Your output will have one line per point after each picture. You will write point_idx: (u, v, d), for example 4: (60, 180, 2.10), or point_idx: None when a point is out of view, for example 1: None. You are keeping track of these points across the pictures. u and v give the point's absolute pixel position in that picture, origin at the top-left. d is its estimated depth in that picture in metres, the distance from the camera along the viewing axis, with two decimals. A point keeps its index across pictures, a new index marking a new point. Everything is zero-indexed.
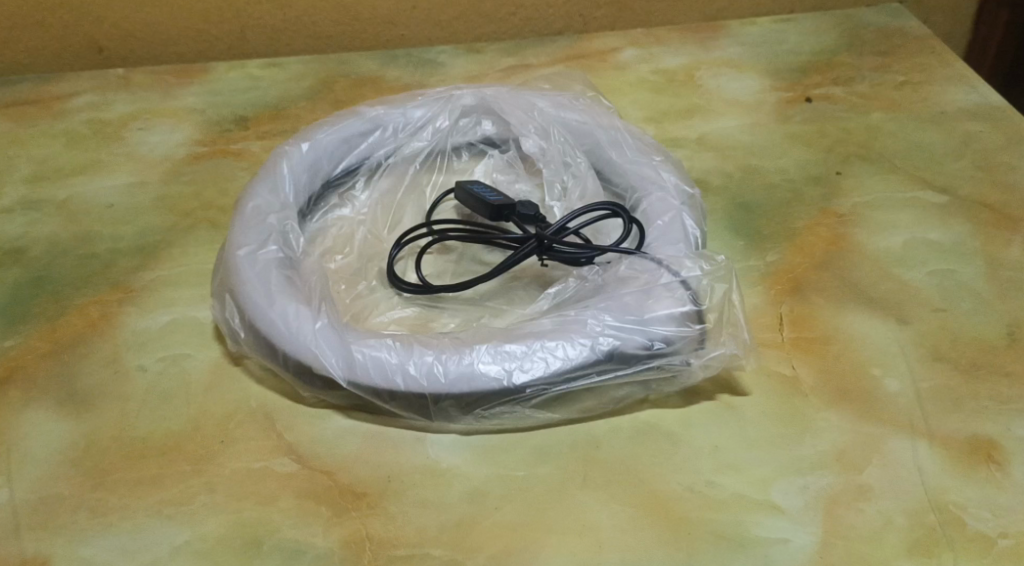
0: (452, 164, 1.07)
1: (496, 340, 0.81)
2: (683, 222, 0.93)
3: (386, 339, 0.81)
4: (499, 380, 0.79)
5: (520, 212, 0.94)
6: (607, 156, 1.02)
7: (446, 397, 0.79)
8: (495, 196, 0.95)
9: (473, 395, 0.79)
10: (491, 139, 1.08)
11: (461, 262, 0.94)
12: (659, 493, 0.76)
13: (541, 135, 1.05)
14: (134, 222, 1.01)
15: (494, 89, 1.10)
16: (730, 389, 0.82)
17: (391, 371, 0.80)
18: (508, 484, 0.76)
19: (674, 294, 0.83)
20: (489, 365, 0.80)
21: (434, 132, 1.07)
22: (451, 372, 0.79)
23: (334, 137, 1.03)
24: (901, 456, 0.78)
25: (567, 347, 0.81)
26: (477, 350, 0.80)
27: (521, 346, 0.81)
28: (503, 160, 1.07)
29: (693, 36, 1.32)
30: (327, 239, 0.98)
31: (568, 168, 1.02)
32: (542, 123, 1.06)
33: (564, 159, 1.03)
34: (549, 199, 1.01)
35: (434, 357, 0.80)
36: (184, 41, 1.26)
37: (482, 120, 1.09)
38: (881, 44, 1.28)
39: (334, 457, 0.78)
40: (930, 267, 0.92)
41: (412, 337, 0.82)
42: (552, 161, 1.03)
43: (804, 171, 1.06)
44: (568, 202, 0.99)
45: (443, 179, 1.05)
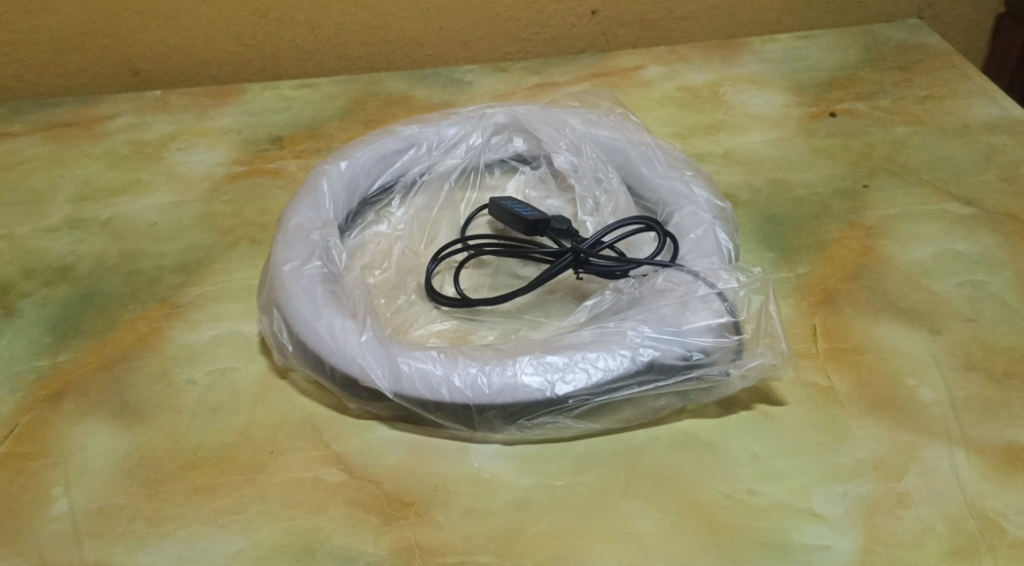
0: (485, 180, 1.09)
1: (537, 352, 0.83)
2: (715, 235, 0.95)
3: (431, 351, 0.84)
4: (542, 391, 0.81)
5: (554, 227, 0.96)
6: (638, 172, 1.04)
7: (489, 408, 0.81)
8: (530, 211, 0.97)
9: (517, 405, 0.81)
10: (523, 156, 1.10)
11: (498, 276, 0.96)
12: (701, 501, 0.77)
13: (573, 151, 1.07)
14: (178, 240, 1.03)
15: (526, 107, 1.12)
16: (768, 399, 0.84)
17: (436, 383, 0.82)
18: (551, 492, 0.78)
19: (711, 306, 0.85)
20: (532, 376, 0.82)
21: (467, 150, 1.09)
22: (495, 383, 0.81)
23: (371, 156, 1.06)
24: (938, 464, 0.79)
25: (608, 358, 0.82)
26: (520, 362, 0.82)
27: (562, 357, 0.82)
28: (534, 176, 1.08)
29: (716, 53, 1.34)
30: (365, 255, 1.00)
31: (600, 183, 1.04)
32: (573, 140, 1.08)
33: (596, 175, 1.04)
34: (581, 214, 1.02)
35: (478, 369, 0.82)
36: (218, 64, 1.29)
37: (513, 137, 1.10)
38: (902, 59, 1.30)
39: (381, 467, 0.80)
40: (960, 278, 0.94)
41: (455, 349, 0.84)
42: (584, 177, 1.04)
43: (831, 185, 1.08)
44: (601, 217, 1.01)
45: (476, 195, 1.07)
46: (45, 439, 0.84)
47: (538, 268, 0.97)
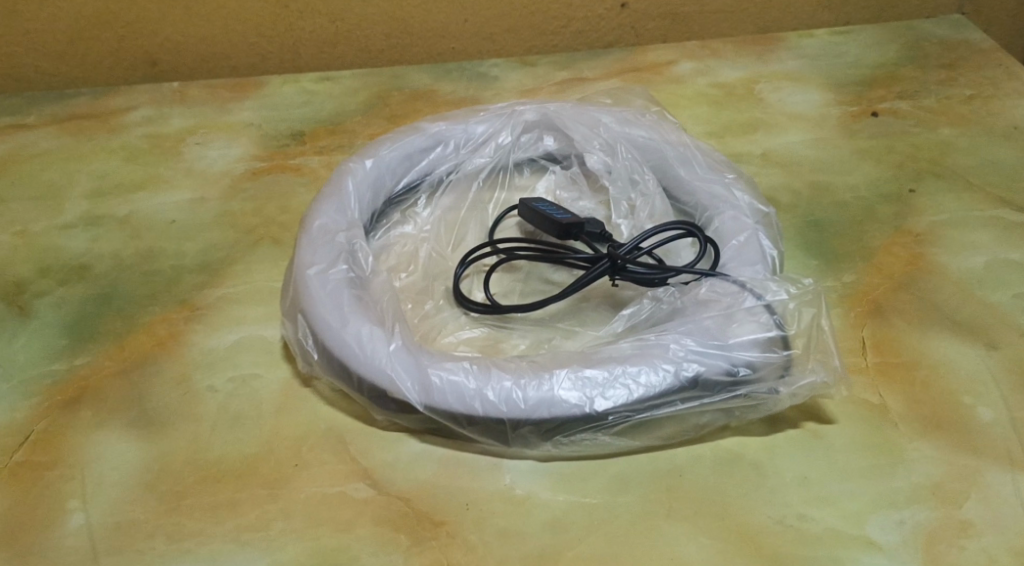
0: (514, 180, 1.05)
1: (575, 365, 0.80)
2: (759, 242, 0.91)
3: (463, 362, 0.80)
4: (581, 407, 0.78)
5: (588, 230, 0.92)
6: (675, 173, 1.00)
7: (525, 424, 0.78)
8: (563, 215, 0.93)
9: (554, 421, 0.78)
10: (553, 155, 1.06)
11: (529, 281, 0.92)
12: (750, 526, 0.74)
13: (607, 151, 1.03)
14: (197, 239, 0.99)
15: (557, 104, 1.07)
16: (816, 416, 0.81)
17: (469, 397, 0.78)
18: (589, 514, 0.75)
19: (758, 318, 0.82)
20: (570, 391, 0.78)
21: (496, 149, 1.05)
22: (531, 398, 0.78)
23: (397, 154, 1.02)
24: (1000, 491, 0.77)
25: (649, 373, 0.79)
26: (557, 376, 0.79)
27: (602, 372, 0.79)
28: (565, 176, 1.04)
29: (751, 48, 1.30)
30: (391, 257, 0.96)
31: (636, 186, 1.00)
32: (607, 139, 1.04)
33: (632, 176, 1.00)
34: (615, 216, 0.98)
35: (513, 383, 0.78)
36: (237, 55, 1.25)
37: (544, 136, 1.06)
38: (945, 56, 1.26)
39: (411, 483, 0.77)
40: (1015, 290, 0.92)
41: (489, 361, 0.80)
42: (619, 178, 1.00)
43: (876, 189, 1.05)
44: (636, 221, 0.97)
45: (505, 196, 1.03)
46: (60, 449, 0.80)
47: (570, 272, 0.93)
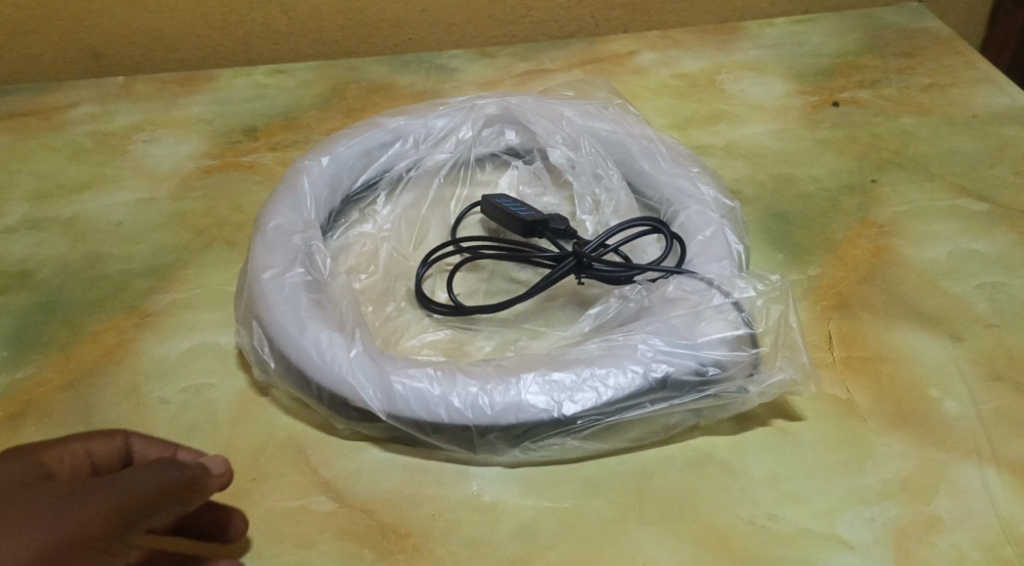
0: (476, 175, 1.02)
1: (542, 368, 0.77)
2: (725, 236, 0.89)
3: (426, 368, 0.77)
4: (549, 411, 0.76)
5: (553, 226, 0.89)
6: (639, 167, 0.98)
7: (492, 430, 0.75)
8: (526, 212, 0.90)
9: (521, 426, 0.75)
10: (515, 150, 1.03)
11: (493, 281, 0.90)
12: (721, 528, 0.73)
13: (570, 146, 1.00)
14: (146, 241, 0.96)
15: (519, 97, 1.05)
16: (786, 414, 0.80)
17: (433, 403, 0.75)
18: (558, 520, 0.73)
19: (727, 316, 0.80)
20: (537, 395, 0.76)
21: (457, 143, 1.02)
22: (497, 403, 0.75)
23: (354, 150, 0.98)
24: (969, 485, 0.76)
25: (618, 375, 0.77)
26: (524, 380, 0.76)
27: (570, 375, 0.77)
28: (528, 171, 1.02)
29: (711, 38, 1.28)
30: (350, 258, 0.93)
31: (600, 180, 0.98)
32: (570, 133, 1.01)
33: (596, 171, 0.98)
34: (579, 212, 0.96)
35: (479, 388, 0.76)
36: (186, 47, 1.21)
37: (505, 130, 1.03)
38: (904, 44, 1.25)
39: (373, 494, 0.74)
40: (979, 280, 0.91)
41: (453, 365, 0.78)
42: (582, 173, 0.98)
43: (839, 180, 1.03)
44: (601, 217, 0.96)
45: (467, 192, 1.01)
46: None
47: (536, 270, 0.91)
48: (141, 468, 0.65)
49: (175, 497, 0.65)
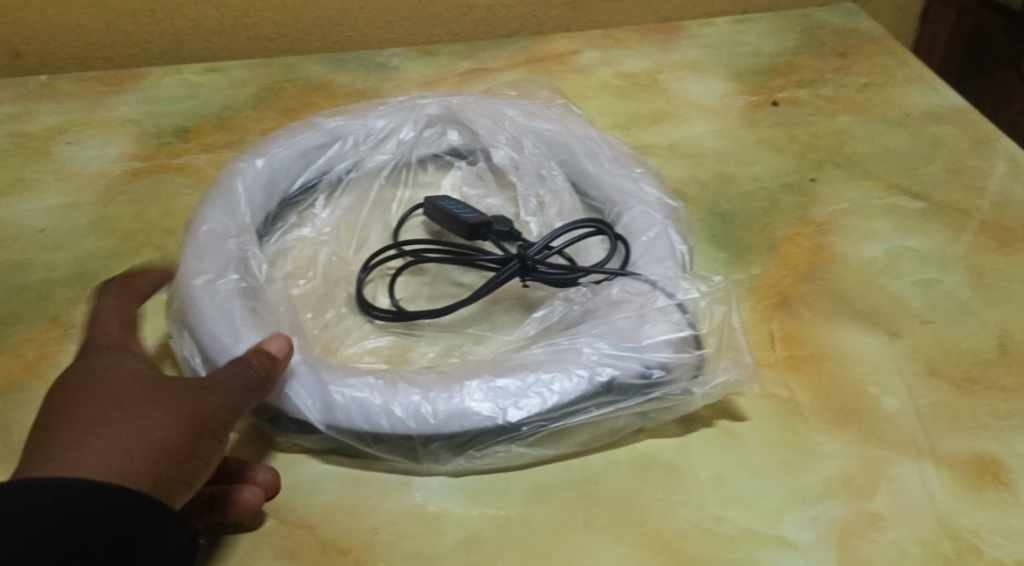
0: (418, 177, 1.01)
1: (486, 375, 0.77)
2: (668, 238, 0.89)
3: (368, 377, 0.76)
4: (493, 419, 0.75)
5: (497, 229, 0.89)
6: (583, 167, 0.98)
7: (435, 439, 0.75)
8: (470, 214, 0.90)
9: (464, 435, 0.75)
10: (457, 151, 1.03)
11: (437, 285, 0.89)
12: (667, 531, 0.73)
13: (513, 146, 1.00)
14: (71, 248, 0.94)
15: (460, 96, 1.04)
16: (729, 415, 0.80)
17: (375, 413, 0.75)
18: (504, 528, 0.73)
19: (671, 319, 0.80)
20: (481, 402, 0.75)
21: (398, 144, 1.01)
22: (441, 411, 0.75)
23: (291, 152, 0.96)
24: (908, 481, 0.77)
25: (563, 380, 0.76)
26: (468, 387, 0.76)
27: (514, 381, 0.76)
28: (471, 172, 1.02)
29: (651, 37, 1.28)
30: (287, 263, 0.91)
31: (544, 181, 0.97)
32: (513, 133, 1.01)
33: (540, 171, 0.98)
34: (524, 214, 0.96)
35: (422, 396, 0.75)
36: (113, 44, 1.19)
37: (447, 130, 1.03)
38: (840, 44, 1.27)
39: (312, 508, 0.74)
40: (915, 277, 0.92)
41: (395, 375, 0.77)
42: (526, 173, 0.98)
43: (778, 179, 1.04)
44: (545, 218, 0.95)
45: (409, 194, 1.00)
46: None
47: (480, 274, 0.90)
48: (228, 367, 0.72)
49: (258, 389, 0.73)
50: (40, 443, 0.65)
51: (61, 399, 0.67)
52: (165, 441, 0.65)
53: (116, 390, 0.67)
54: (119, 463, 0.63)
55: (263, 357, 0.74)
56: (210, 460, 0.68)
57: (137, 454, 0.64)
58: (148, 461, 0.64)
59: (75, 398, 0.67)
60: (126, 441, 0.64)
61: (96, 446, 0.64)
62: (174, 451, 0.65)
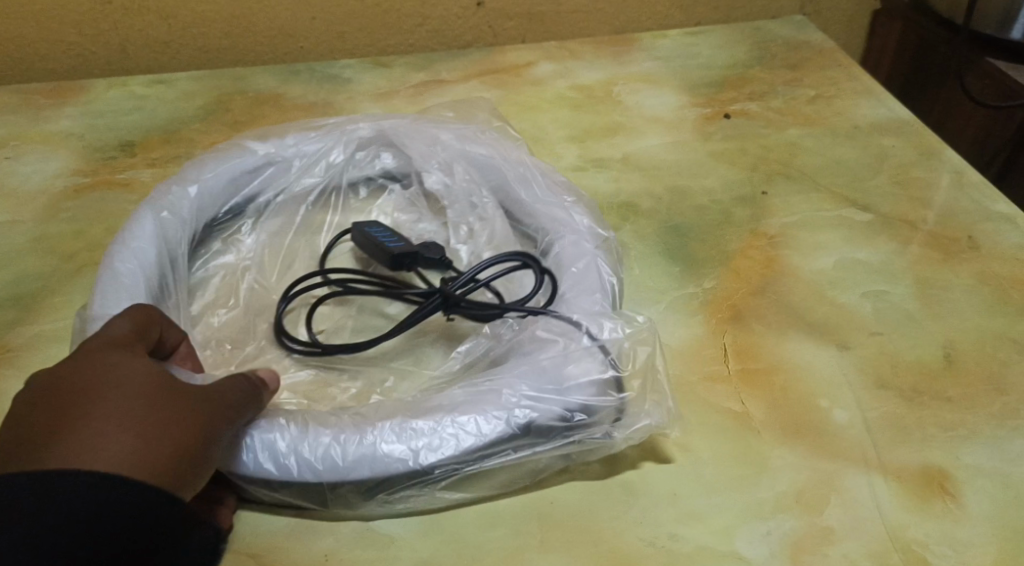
0: (349, 201, 1.01)
1: (401, 417, 0.77)
2: (598, 270, 0.88)
3: (279, 419, 0.76)
4: (405, 462, 0.75)
5: (424, 258, 0.89)
6: (515, 195, 0.97)
7: (345, 484, 0.75)
8: (394, 243, 0.90)
9: (376, 480, 0.75)
10: (391, 173, 1.03)
11: (361, 316, 0.88)
12: (622, 550, 0.74)
13: (446, 171, 1.00)
14: (11, 268, 0.93)
15: (394, 119, 1.04)
16: (682, 430, 0.81)
17: (284, 457, 0.75)
18: (459, 553, 0.74)
19: (594, 359, 0.80)
20: (394, 445, 0.75)
21: (328, 168, 1.01)
22: (351, 454, 0.75)
23: (218, 177, 0.96)
24: (859, 493, 0.78)
25: (479, 422, 0.77)
26: (381, 429, 0.76)
27: (429, 422, 0.76)
28: (404, 197, 1.01)
29: (606, 49, 1.29)
30: (210, 290, 0.91)
31: (475, 209, 0.97)
32: (446, 158, 1.01)
33: (471, 199, 0.98)
34: (454, 241, 0.96)
35: (333, 439, 0.75)
36: (58, 56, 1.17)
37: (380, 153, 1.03)
38: (791, 57, 1.28)
39: (260, 538, 0.75)
40: (864, 289, 0.94)
41: (307, 417, 0.77)
42: (458, 201, 0.98)
43: (731, 192, 1.05)
44: (476, 245, 0.95)
45: (339, 218, 0.99)
46: None
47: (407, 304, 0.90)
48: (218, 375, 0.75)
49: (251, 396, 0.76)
50: (58, 422, 0.68)
51: (77, 381, 0.70)
52: (178, 442, 0.69)
53: (129, 383, 0.70)
54: (132, 460, 0.67)
55: (249, 380, 0.75)
56: (210, 463, 0.71)
57: (154, 453, 0.68)
58: (163, 460, 0.68)
59: (88, 382, 0.70)
60: (144, 438, 0.68)
61: (112, 439, 0.67)
62: (184, 451, 0.69)
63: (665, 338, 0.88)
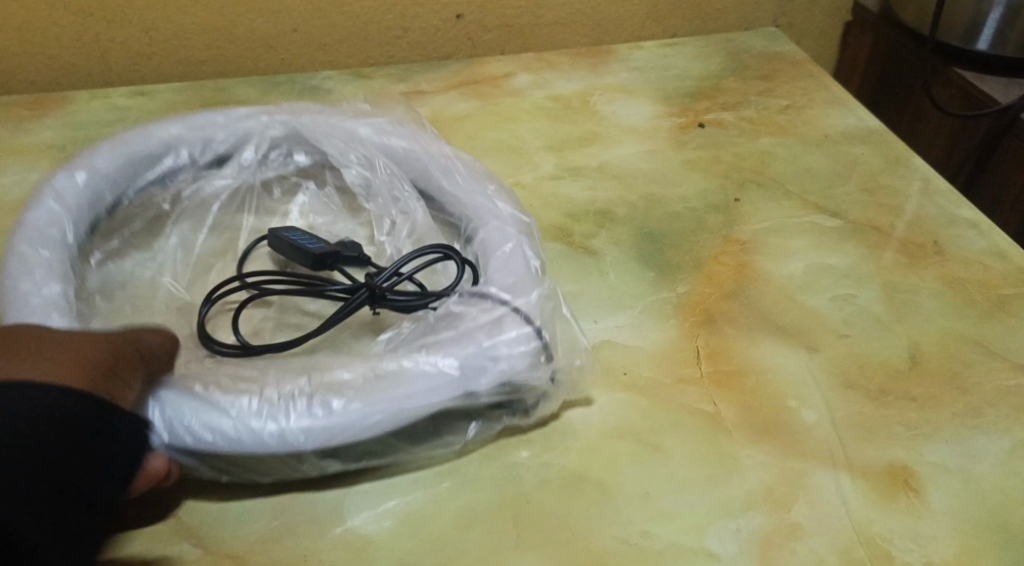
0: (266, 200, 1.03)
1: (329, 386, 0.79)
2: (523, 254, 0.90)
3: (209, 396, 0.78)
4: (347, 429, 0.78)
5: (344, 256, 0.92)
6: (436, 183, 0.99)
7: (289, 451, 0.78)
8: (315, 244, 0.92)
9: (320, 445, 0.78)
10: (305, 171, 1.05)
11: (282, 317, 0.90)
12: (595, 548, 0.77)
13: (365, 165, 1.01)
14: None
15: (309, 113, 1.05)
16: (654, 431, 0.84)
17: (221, 431, 0.77)
18: (436, 552, 0.76)
19: (516, 320, 0.83)
20: (331, 414, 0.78)
21: (239, 168, 1.03)
22: (291, 421, 0.77)
23: (115, 164, 0.98)
24: (826, 491, 0.81)
25: (418, 391, 0.79)
26: (314, 400, 0.78)
27: (363, 392, 0.79)
28: (319, 196, 1.04)
29: (583, 60, 1.32)
30: (119, 283, 0.93)
31: (398, 202, 0.99)
32: (363, 152, 1.02)
33: (394, 192, 0.99)
34: (378, 235, 0.98)
35: (268, 411, 0.77)
36: (40, 68, 1.19)
37: (294, 151, 1.05)
38: (763, 68, 1.31)
39: (241, 539, 0.76)
40: (832, 293, 0.97)
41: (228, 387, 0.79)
42: (380, 194, 1.00)
43: (703, 199, 1.08)
44: (396, 240, 0.97)
45: (256, 220, 1.01)
46: None
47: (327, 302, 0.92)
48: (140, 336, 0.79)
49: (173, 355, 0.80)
50: None
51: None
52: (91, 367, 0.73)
53: (32, 328, 0.76)
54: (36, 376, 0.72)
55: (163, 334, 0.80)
56: (127, 384, 0.76)
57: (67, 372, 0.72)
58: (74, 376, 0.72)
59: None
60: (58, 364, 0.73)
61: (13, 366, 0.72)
62: (90, 370, 0.73)
63: (638, 341, 0.91)
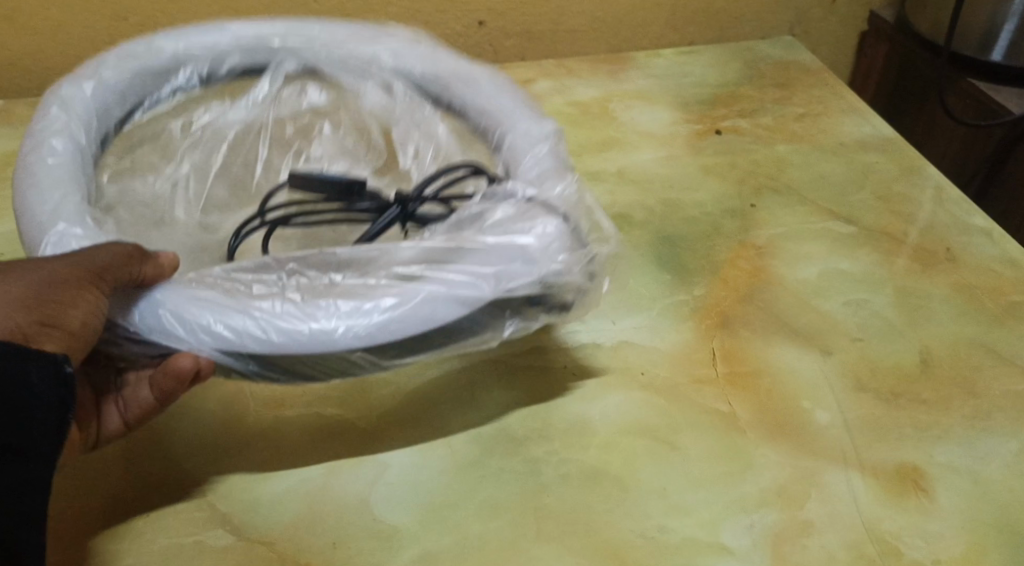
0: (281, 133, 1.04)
1: (364, 296, 0.79)
2: (548, 151, 0.91)
3: (241, 304, 0.78)
4: (384, 330, 0.78)
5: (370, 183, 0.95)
6: (461, 91, 1.01)
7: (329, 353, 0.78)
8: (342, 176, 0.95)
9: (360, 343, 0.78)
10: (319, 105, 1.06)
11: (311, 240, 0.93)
12: (613, 541, 0.79)
13: (384, 90, 1.04)
14: None
15: (322, 39, 1.06)
16: (671, 429, 0.86)
17: (256, 334, 0.77)
18: (460, 543, 0.79)
19: (547, 220, 0.83)
20: (369, 315, 0.78)
21: (254, 106, 1.04)
22: (328, 324, 0.78)
23: (124, 76, 0.98)
24: (837, 489, 0.83)
25: (455, 292, 0.79)
26: (349, 311, 0.78)
27: (398, 297, 0.79)
28: (338, 130, 1.04)
29: (602, 67, 1.34)
30: (133, 206, 0.93)
31: (419, 126, 1.02)
32: (381, 77, 1.05)
33: (413, 117, 1.02)
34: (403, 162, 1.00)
35: (303, 319, 0.77)
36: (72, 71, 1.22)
37: (306, 86, 1.06)
38: (780, 76, 1.34)
39: (272, 528, 0.79)
40: (846, 297, 0.99)
41: (254, 288, 0.79)
42: (400, 121, 1.03)
43: (720, 204, 1.10)
44: (422, 165, 0.99)
45: (269, 155, 1.02)
46: None
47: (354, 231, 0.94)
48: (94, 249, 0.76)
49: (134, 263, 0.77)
50: None
51: None
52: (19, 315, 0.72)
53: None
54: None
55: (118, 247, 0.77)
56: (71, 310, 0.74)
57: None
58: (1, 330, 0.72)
59: None
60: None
61: None
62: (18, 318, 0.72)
63: (655, 341, 0.93)
